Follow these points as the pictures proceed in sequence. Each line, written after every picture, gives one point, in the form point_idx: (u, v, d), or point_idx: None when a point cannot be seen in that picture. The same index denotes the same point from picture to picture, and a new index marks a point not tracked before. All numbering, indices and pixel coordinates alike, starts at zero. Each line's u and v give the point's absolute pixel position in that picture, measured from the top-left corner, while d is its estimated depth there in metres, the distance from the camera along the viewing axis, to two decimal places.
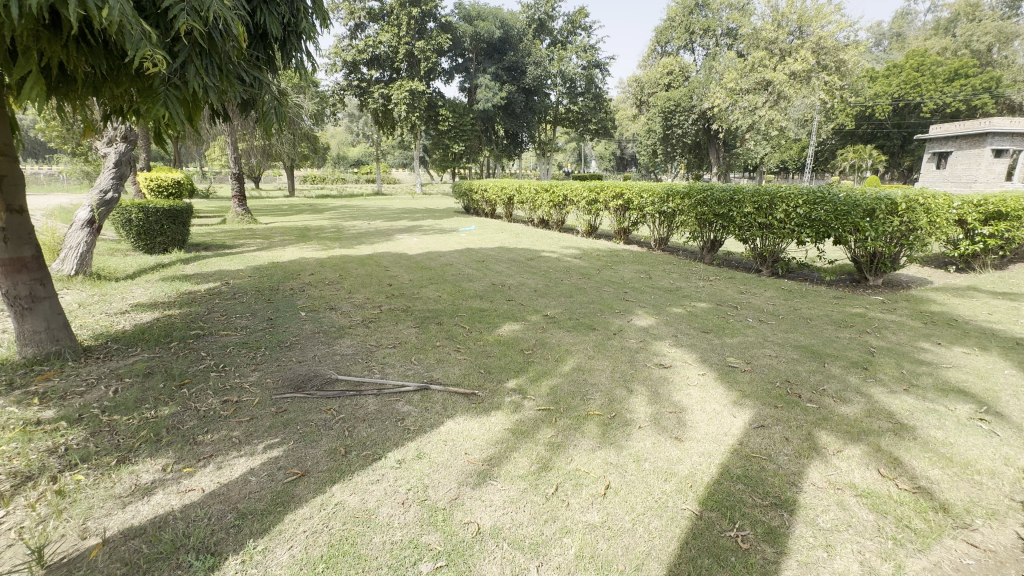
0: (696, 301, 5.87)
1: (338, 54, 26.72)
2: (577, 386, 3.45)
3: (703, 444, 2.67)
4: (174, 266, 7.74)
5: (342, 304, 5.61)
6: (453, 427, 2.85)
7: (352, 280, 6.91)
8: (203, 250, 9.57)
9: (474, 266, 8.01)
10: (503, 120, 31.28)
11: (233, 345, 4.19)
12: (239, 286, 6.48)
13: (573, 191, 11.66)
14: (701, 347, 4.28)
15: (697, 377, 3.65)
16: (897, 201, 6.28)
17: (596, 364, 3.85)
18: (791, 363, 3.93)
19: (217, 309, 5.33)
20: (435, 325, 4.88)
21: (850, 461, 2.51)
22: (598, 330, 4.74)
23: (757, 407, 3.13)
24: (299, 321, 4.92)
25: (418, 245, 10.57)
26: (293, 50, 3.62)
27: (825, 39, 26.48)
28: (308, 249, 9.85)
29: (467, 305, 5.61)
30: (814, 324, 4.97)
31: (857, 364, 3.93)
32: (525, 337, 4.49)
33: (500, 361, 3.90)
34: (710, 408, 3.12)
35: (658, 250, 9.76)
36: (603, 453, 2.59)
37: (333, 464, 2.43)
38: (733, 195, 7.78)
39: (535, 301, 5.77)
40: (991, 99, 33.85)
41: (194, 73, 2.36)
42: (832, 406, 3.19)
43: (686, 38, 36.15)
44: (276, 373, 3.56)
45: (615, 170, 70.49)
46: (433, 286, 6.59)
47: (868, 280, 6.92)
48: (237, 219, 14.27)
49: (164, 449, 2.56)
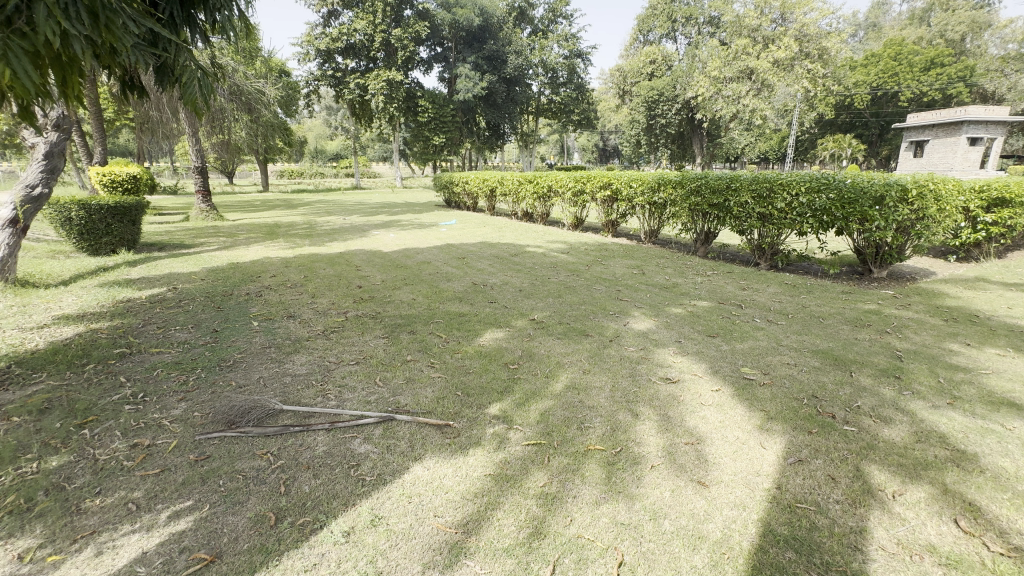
0: (695, 300, 5.35)
1: (310, 42, 25.62)
2: (570, 411, 2.89)
3: (732, 488, 2.16)
4: (119, 269, 6.95)
5: (302, 311, 4.96)
6: (420, 475, 2.27)
7: (317, 282, 6.24)
8: (157, 250, 8.76)
9: (455, 264, 7.39)
10: (484, 112, 30.53)
11: (163, 366, 3.52)
12: (188, 291, 5.76)
13: (558, 181, 11.08)
14: (709, 355, 3.77)
15: (710, 395, 3.11)
16: (908, 186, 5.84)
17: (593, 380, 3.30)
18: (814, 373, 3.45)
19: (154, 320, 4.62)
20: (407, 334, 4.26)
21: (916, 510, 2.02)
22: (592, 336, 4.19)
23: (788, 436, 2.61)
24: (247, 334, 4.25)
25: (396, 241, 9.88)
26: (216, 6, 3.04)
27: (807, 27, 26.38)
28: (274, 247, 9.06)
29: (445, 310, 4.99)
30: (828, 325, 4.49)
31: (887, 372, 3.47)
32: (509, 348, 3.91)
33: (481, 380, 3.30)
34: (733, 437, 2.60)
35: (649, 242, 9.30)
36: (610, 508, 2.03)
37: (257, 541, 1.84)
38: (729, 183, 7.28)
39: (522, 303, 5.20)
40: (965, 88, 34.21)
41: (46, 18, 1.82)
42: (874, 428, 2.70)
43: (669, 26, 35.77)
44: (207, 406, 2.91)
45: (598, 162, 70.97)
46: (407, 287, 5.97)
47: (873, 273, 6.53)
48: (201, 215, 13.36)
49: (29, 526, 1.92)
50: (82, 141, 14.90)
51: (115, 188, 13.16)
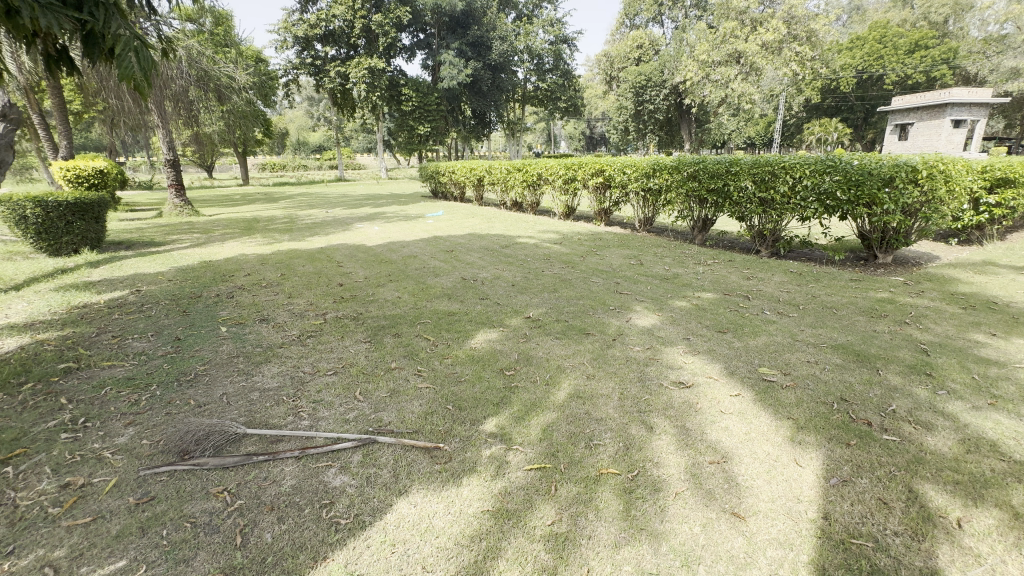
0: (699, 291, 5.04)
1: (288, 29, 24.65)
2: (575, 425, 2.55)
3: (773, 520, 1.85)
4: (80, 270, 6.44)
5: (277, 314, 4.54)
6: (405, 515, 1.92)
7: (294, 281, 5.81)
8: (124, 249, 8.22)
9: (443, 258, 6.99)
10: (469, 100, 29.90)
11: (113, 383, 3.11)
12: (153, 293, 5.31)
13: (548, 168, 10.65)
14: (723, 354, 3.45)
15: (730, 400, 2.80)
16: (917, 167, 5.55)
17: (598, 387, 2.97)
18: (839, 372, 3.15)
19: (111, 328, 4.17)
20: (391, 338, 3.89)
21: (990, 544, 1.73)
22: (593, 335, 3.85)
23: (823, 450, 2.30)
24: (214, 342, 3.83)
25: (380, 234, 9.44)
26: None
27: (796, 8, 25.81)
28: (250, 243, 8.58)
29: (432, 309, 4.61)
30: (842, 316, 4.21)
31: (916, 369, 3.18)
32: (504, 351, 3.56)
33: (474, 391, 2.95)
34: (764, 453, 2.28)
35: (643, 231, 9.00)
36: (632, 552, 1.71)
37: None
38: (729, 167, 6.95)
39: (515, 299, 4.83)
40: (949, 70, 34.35)
41: None
42: (917, 437, 2.41)
43: (655, 10, 35.17)
44: (159, 431, 2.52)
45: (586, 150, 70.66)
46: (392, 284, 5.57)
47: (878, 259, 6.30)
48: (176, 211, 12.78)
49: None
50: (47, 135, 14.09)
51: (80, 183, 12.46)
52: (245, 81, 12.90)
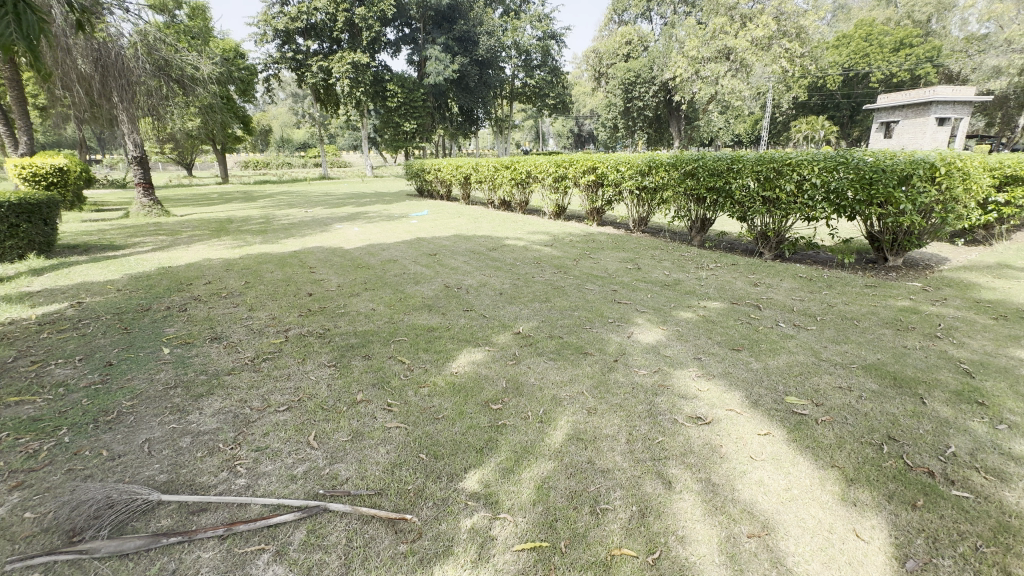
0: (705, 300, 4.60)
1: (267, 22, 23.78)
2: (578, 481, 2.07)
3: None
4: (19, 279, 5.80)
5: (233, 331, 3.99)
6: None
7: (259, 289, 5.28)
8: (77, 254, 7.53)
9: (425, 262, 6.48)
10: (456, 96, 29.41)
11: (13, 426, 2.55)
12: (95, 306, 4.72)
13: (537, 165, 10.16)
14: (742, 378, 3.00)
15: (760, 442, 2.34)
16: (935, 165, 5.16)
17: (602, 426, 2.48)
18: (879, 401, 2.71)
19: (34, 351, 3.59)
20: (360, 360, 3.38)
21: None
22: (592, 354, 3.38)
23: (885, 515, 1.85)
24: (151, 368, 3.28)
25: (359, 235, 8.88)
26: None
27: (785, 4, 25.61)
28: (218, 246, 7.96)
29: (410, 324, 4.08)
30: (867, 329, 3.79)
31: (965, 397, 2.76)
32: (490, 377, 3.07)
33: (454, 433, 2.44)
34: (813, 519, 1.83)
35: (638, 231, 8.55)
36: None
37: None
38: (731, 164, 6.52)
39: (503, 311, 4.35)
40: (933, 68, 34.55)
41: None
42: (993, 493, 1.98)
43: (643, 6, 34.83)
44: (48, 501, 1.97)
45: (574, 148, 70.21)
46: (368, 293, 5.06)
47: (888, 262, 5.93)
48: (143, 211, 12.01)
49: None
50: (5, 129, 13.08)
51: (37, 181, 11.65)
52: (211, 71, 12.08)
